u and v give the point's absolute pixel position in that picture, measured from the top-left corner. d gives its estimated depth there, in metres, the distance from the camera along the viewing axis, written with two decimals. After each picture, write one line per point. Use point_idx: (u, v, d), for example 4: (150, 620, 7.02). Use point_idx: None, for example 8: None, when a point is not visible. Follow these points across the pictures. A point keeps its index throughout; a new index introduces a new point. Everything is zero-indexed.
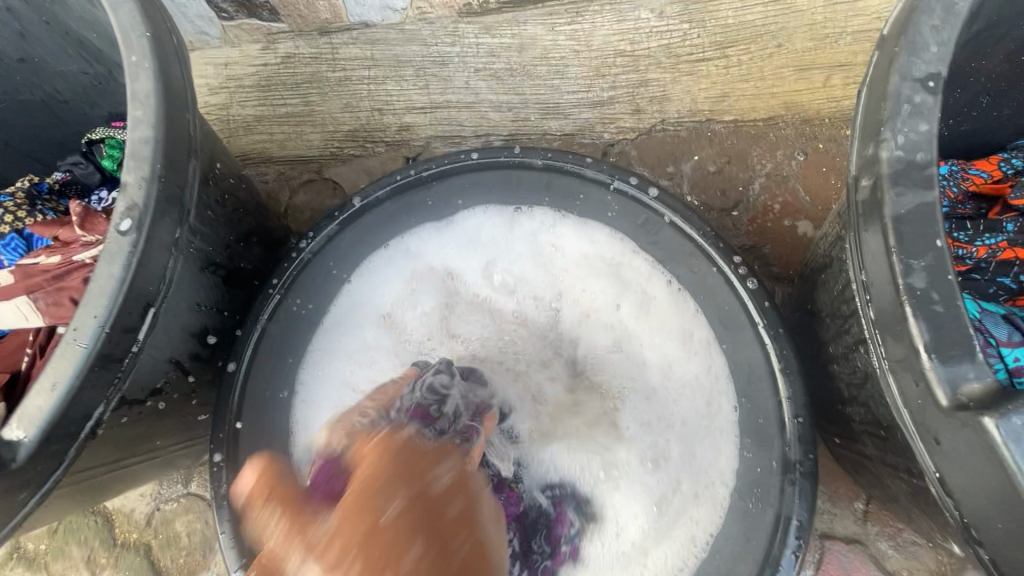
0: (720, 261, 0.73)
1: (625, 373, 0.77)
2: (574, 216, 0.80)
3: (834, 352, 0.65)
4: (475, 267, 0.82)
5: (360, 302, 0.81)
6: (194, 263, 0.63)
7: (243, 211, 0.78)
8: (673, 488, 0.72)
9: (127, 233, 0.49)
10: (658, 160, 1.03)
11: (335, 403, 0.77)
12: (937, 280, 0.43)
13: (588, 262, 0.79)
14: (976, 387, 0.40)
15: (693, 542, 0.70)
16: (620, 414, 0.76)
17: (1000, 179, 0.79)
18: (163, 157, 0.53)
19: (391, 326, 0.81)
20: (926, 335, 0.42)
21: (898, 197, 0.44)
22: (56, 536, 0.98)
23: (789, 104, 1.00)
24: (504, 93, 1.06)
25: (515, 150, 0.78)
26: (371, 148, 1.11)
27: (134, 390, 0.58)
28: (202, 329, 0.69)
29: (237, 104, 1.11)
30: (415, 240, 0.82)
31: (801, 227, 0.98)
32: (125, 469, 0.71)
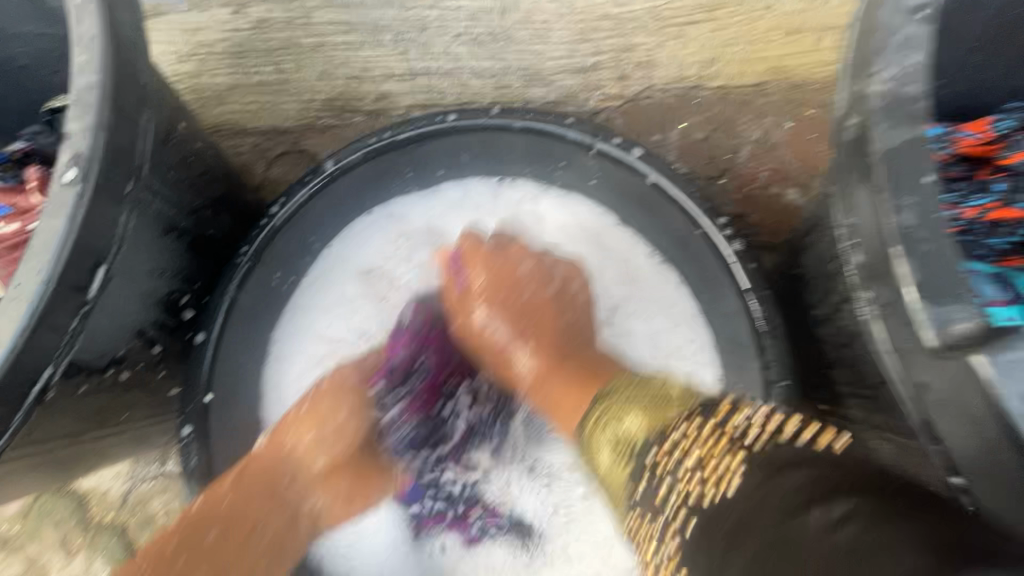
0: (703, 223, 0.71)
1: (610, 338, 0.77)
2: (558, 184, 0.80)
3: (819, 315, 0.64)
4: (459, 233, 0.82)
5: (343, 270, 0.81)
6: (152, 225, 0.60)
7: (213, 176, 0.74)
8: None
9: (72, 183, 0.47)
10: (645, 128, 1.01)
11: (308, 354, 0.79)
12: (926, 218, 0.41)
13: (573, 232, 0.80)
14: (969, 325, 0.39)
15: None
16: None
17: (990, 141, 0.76)
18: (110, 105, 0.49)
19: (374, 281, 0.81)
20: (915, 274, 0.41)
21: (887, 132, 0.42)
22: (28, 519, 0.94)
23: (777, 69, 0.98)
24: (485, 58, 1.02)
25: (494, 112, 0.74)
26: (349, 118, 1.06)
27: (91, 356, 0.55)
28: (164, 297, 0.66)
29: (209, 72, 1.05)
30: (399, 205, 0.81)
31: (788, 195, 0.97)
32: (90, 444, 0.68)
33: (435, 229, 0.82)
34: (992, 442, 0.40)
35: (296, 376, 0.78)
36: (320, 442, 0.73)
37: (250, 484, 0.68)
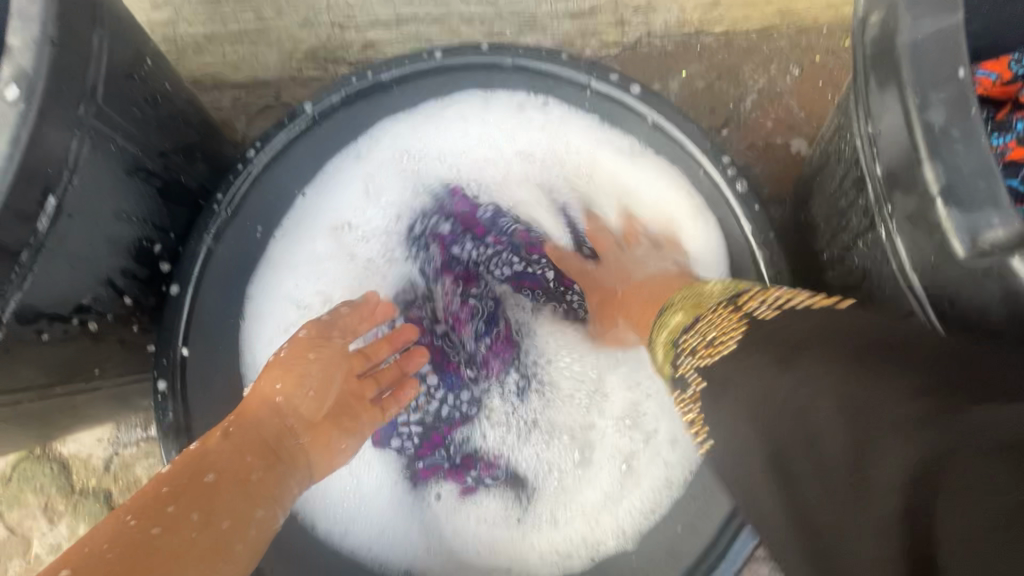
0: (707, 163, 0.66)
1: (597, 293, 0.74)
2: (558, 113, 0.73)
3: (829, 259, 0.60)
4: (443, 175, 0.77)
5: (313, 222, 0.76)
6: (114, 160, 0.56)
7: (186, 120, 0.69)
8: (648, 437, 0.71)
9: (15, 101, 0.43)
10: (644, 77, 0.95)
11: (282, 312, 0.74)
12: (961, 120, 0.37)
13: (555, 177, 0.75)
14: (1000, 234, 0.36)
15: (666, 485, 0.69)
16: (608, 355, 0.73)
17: (1010, 81, 0.71)
18: (57, 19, 0.45)
19: (348, 236, 0.77)
20: (943, 177, 0.37)
21: (917, 21, 0.38)
22: (9, 484, 0.93)
23: (784, 12, 0.93)
24: (476, 4, 0.96)
25: (483, 48, 0.69)
26: (334, 69, 1.01)
27: (49, 298, 0.52)
28: (134, 243, 0.62)
29: (184, 20, 0.99)
30: (372, 146, 0.75)
31: (794, 146, 0.92)
32: (60, 401, 0.65)
33: (416, 177, 0.77)
34: None
35: (270, 336, 0.74)
36: (308, 398, 0.60)
37: (232, 439, 0.54)
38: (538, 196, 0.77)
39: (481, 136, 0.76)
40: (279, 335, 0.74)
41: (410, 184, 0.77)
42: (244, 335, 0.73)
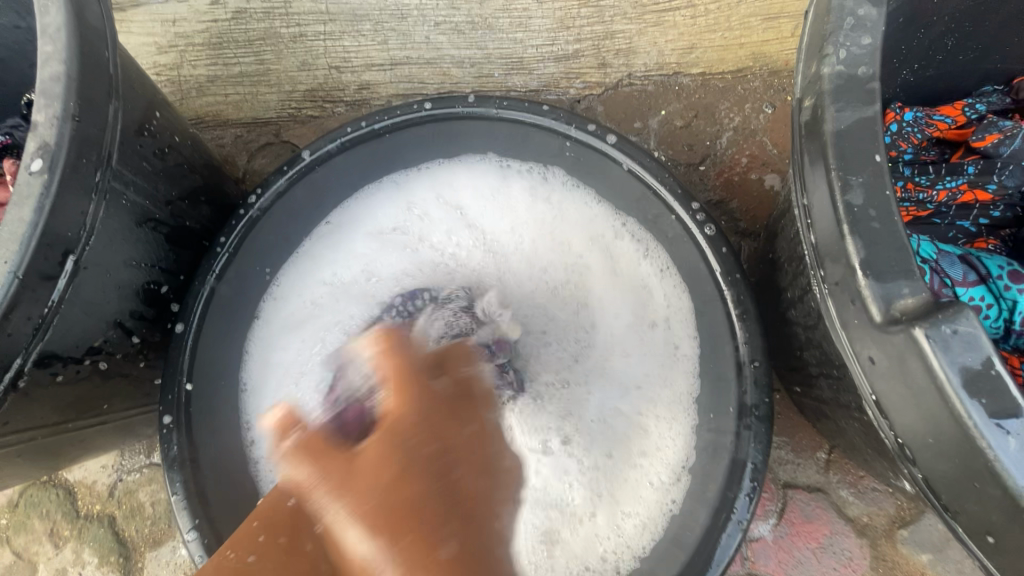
0: (678, 208, 0.70)
1: (581, 294, 0.81)
2: (556, 166, 0.81)
3: (791, 298, 0.64)
4: (463, 201, 0.84)
5: (350, 222, 0.84)
6: (125, 214, 0.60)
7: (191, 168, 0.74)
8: (644, 462, 0.74)
9: (38, 173, 0.47)
10: (625, 116, 1.00)
11: (298, 319, 0.82)
12: (876, 196, 0.41)
13: (553, 211, 0.83)
14: (910, 302, 0.39)
15: (656, 512, 0.72)
16: (619, 367, 0.77)
17: (964, 125, 0.77)
18: (76, 95, 0.49)
19: (376, 246, 0.84)
20: (862, 251, 0.41)
21: (839, 112, 0.42)
22: (16, 510, 0.96)
23: (757, 56, 0.98)
24: (466, 48, 1.02)
25: (470, 99, 0.74)
26: (331, 109, 1.05)
27: (66, 345, 0.57)
28: (142, 286, 0.66)
29: (189, 64, 1.04)
30: (404, 177, 0.84)
31: (768, 181, 0.97)
32: (70, 435, 0.69)
33: (439, 198, 0.84)
34: (928, 418, 0.39)
35: (293, 312, 0.82)
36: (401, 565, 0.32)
37: None
38: (538, 238, 0.83)
39: (497, 180, 0.83)
40: (301, 309, 0.82)
41: (439, 204, 0.84)
42: (255, 340, 0.80)
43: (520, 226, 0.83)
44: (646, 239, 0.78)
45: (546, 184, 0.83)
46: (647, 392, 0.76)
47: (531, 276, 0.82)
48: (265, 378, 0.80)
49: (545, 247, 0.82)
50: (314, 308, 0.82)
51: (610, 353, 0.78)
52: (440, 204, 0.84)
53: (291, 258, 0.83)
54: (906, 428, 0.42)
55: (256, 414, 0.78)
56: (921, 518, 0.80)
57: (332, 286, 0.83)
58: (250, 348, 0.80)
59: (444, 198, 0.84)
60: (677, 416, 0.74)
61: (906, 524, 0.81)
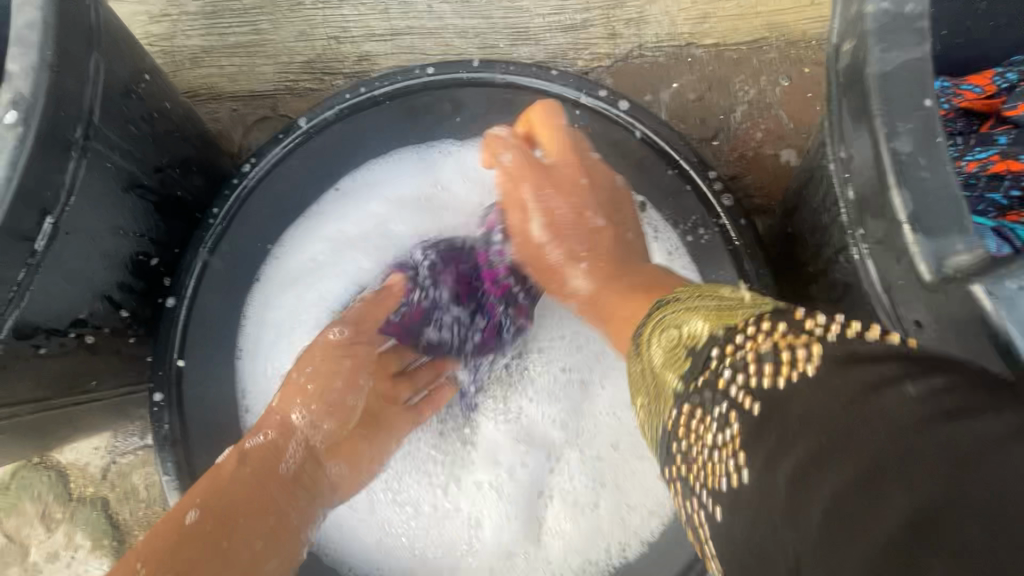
0: (694, 178, 0.68)
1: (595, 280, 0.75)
2: None
3: (814, 271, 0.61)
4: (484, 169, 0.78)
5: (361, 184, 0.78)
6: (108, 177, 0.56)
7: (182, 134, 0.70)
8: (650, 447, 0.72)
9: (13, 126, 0.44)
10: (635, 88, 0.96)
11: (302, 289, 0.76)
12: (926, 145, 0.38)
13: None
14: (965, 258, 0.36)
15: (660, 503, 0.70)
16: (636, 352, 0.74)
17: (993, 95, 0.73)
18: (53, 44, 0.46)
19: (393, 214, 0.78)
20: (911, 205, 0.38)
21: (884, 53, 0.38)
22: (6, 493, 0.93)
23: (774, 25, 0.94)
24: (470, 17, 0.98)
25: (474, 64, 0.71)
26: (330, 81, 1.01)
27: (46, 314, 0.53)
28: (130, 256, 0.63)
29: (182, 34, 1.00)
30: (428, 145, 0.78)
31: (783, 156, 0.94)
32: (57, 412, 0.66)
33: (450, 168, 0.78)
34: None
35: (295, 267, 0.76)
36: (316, 420, 0.65)
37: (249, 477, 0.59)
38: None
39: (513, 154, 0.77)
40: (298, 268, 0.76)
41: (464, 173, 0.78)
42: (250, 304, 0.74)
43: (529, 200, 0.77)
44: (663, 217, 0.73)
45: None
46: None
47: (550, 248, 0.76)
48: (258, 341, 0.74)
49: None
50: (313, 269, 0.77)
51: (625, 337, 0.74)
52: (447, 174, 0.78)
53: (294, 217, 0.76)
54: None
55: (249, 388, 0.73)
56: None
57: (337, 245, 0.77)
58: (247, 315, 0.74)
59: (466, 166, 0.78)
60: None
61: None
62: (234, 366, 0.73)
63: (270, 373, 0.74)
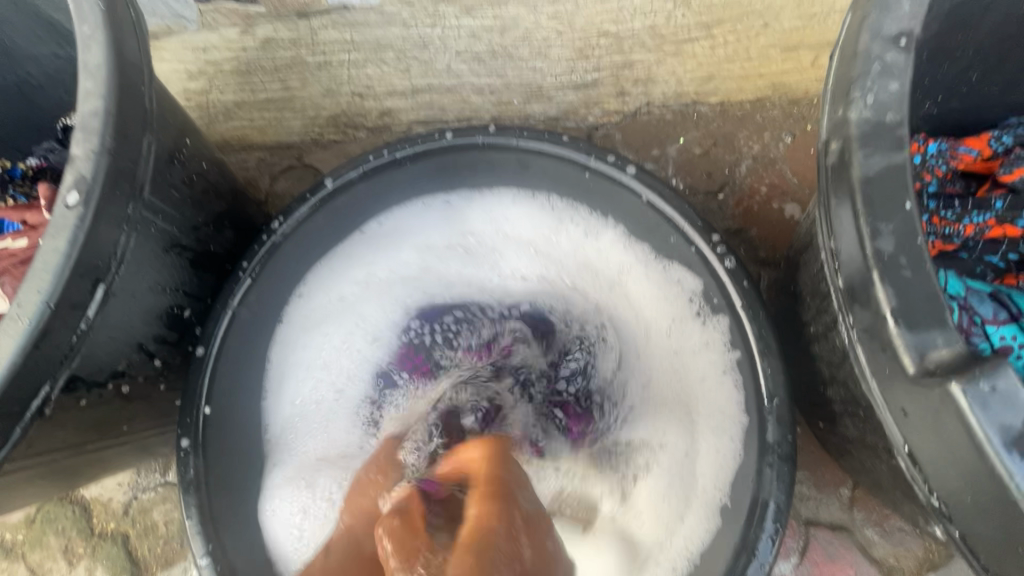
0: (698, 240, 0.70)
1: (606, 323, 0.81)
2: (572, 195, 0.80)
3: (815, 333, 0.63)
4: (504, 220, 0.84)
5: (392, 230, 0.84)
6: (152, 242, 0.61)
7: (217, 193, 0.76)
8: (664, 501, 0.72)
9: (74, 206, 0.48)
10: (644, 143, 1.00)
11: (330, 326, 0.83)
12: (907, 243, 0.41)
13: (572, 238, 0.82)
14: (944, 353, 0.39)
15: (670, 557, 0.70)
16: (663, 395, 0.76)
17: (989, 158, 0.76)
18: (113, 131, 0.51)
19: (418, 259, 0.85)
20: (893, 299, 0.41)
21: (868, 157, 0.42)
22: (33, 526, 0.97)
23: (777, 85, 0.98)
24: (486, 75, 1.03)
25: (490, 130, 0.75)
26: (353, 134, 1.07)
27: (90, 369, 0.57)
28: (166, 310, 0.67)
29: (217, 89, 1.07)
30: (454, 199, 0.84)
31: (788, 210, 0.96)
32: (91, 455, 0.70)
33: (473, 223, 0.84)
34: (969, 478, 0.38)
35: (322, 305, 0.83)
36: None
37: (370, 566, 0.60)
38: (567, 262, 0.83)
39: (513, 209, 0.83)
40: (327, 306, 0.83)
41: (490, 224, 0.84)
42: (279, 339, 0.81)
43: (534, 253, 0.83)
44: (672, 275, 0.75)
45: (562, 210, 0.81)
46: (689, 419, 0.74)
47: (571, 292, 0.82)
48: (288, 374, 0.81)
49: (577, 264, 0.82)
50: (340, 311, 0.84)
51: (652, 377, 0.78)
52: (469, 228, 0.84)
53: (326, 259, 0.83)
54: (949, 485, 0.40)
55: (281, 420, 0.80)
56: (950, 560, 0.77)
57: (367, 284, 0.85)
58: (277, 352, 0.81)
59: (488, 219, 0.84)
60: (713, 457, 0.70)
61: (935, 567, 0.78)
62: (262, 395, 0.79)
63: (299, 403, 0.81)
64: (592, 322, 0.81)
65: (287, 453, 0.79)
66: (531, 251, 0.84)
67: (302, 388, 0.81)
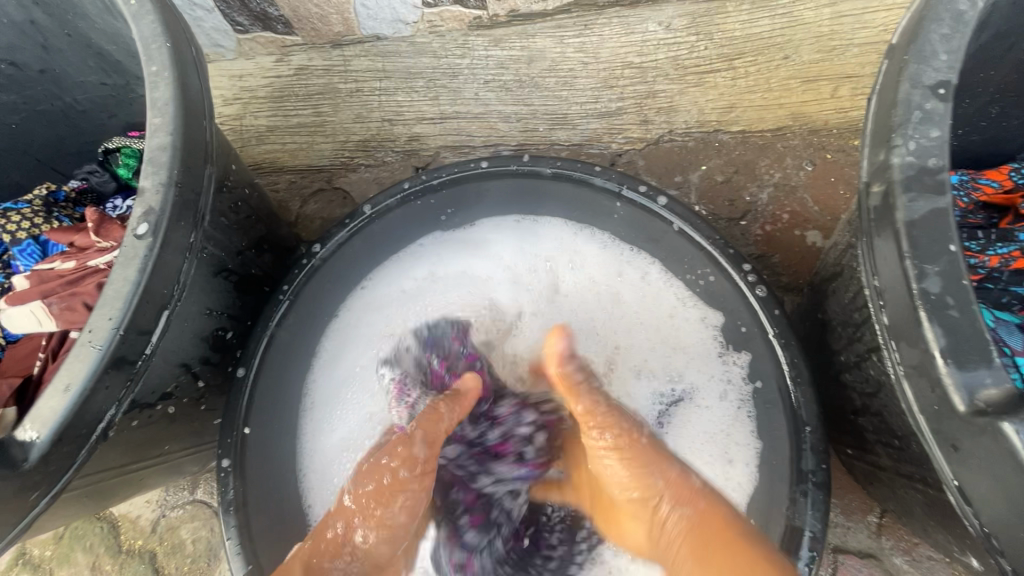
0: (729, 268, 0.72)
1: (658, 353, 0.80)
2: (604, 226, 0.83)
3: (846, 361, 0.64)
4: (557, 240, 0.86)
5: (474, 249, 0.87)
6: (204, 269, 0.63)
7: (257, 218, 0.78)
8: None
9: (143, 237, 0.51)
10: (666, 170, 1.03)
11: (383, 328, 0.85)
12: (952, 284, 0.43)
13: (617, 270, 0.84)
14: (993, 393, 0.41)
15: None
16: (700, 414, 0.77)
17: (1011, 189, 0.78)
18: (180, 164, 0.54)
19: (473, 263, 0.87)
20: (941, 339, 0.42)
21: (910, 202, 0.44)
22: (61, 542, 0.98)
23: (797, 115, 1.01)
24: (513, 103, 1.06)
25: (524, 159, 0.77)
26: (382, 158, 1.10)
27: (144, 392, 0.59)
28: (212, 333, 0.69)
29: (251, 114, 1.11)
30: (510, 222, 0.86)
31: (810, 237, 0.98)
32: (131, 474, 0.71)
33: (547, 251, 0.86)
34: None
35: (381, 307, 0.86)
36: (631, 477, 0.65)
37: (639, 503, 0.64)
38: (615, 275, 0.84)
39: (558, 245, 0.86)
40: (385, 304, 0.86)
41: (551, 248, 0.86)
42: (328, 339, 0.84)
43: (586, 280, 0.85)
44: (700, 311, 0.79)
45: (606, 251, 0.85)
46: (720, 442, 0.75)
47: (628, 307, 0.82)
48: (334, 372, 0.83)
49: (622, 276, 0.84)
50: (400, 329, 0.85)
51: (692, 390, 0.78)
52: (537, 248, 0.86)
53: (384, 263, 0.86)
54: (1004, 525, 0.41)
55: (322, 419, 0.82)
56: None
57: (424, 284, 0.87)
58: (326, 352, 0.83)
59: (555, 243, 0.86)
60: (730, 483, 0.73)
61: None
62: (303, 397, 0.81)
63: (335, 419, 0.82)
64: (645, 331, 0.81)
65: (321, 452, 0.81)
66: (582, 282, 0.85)
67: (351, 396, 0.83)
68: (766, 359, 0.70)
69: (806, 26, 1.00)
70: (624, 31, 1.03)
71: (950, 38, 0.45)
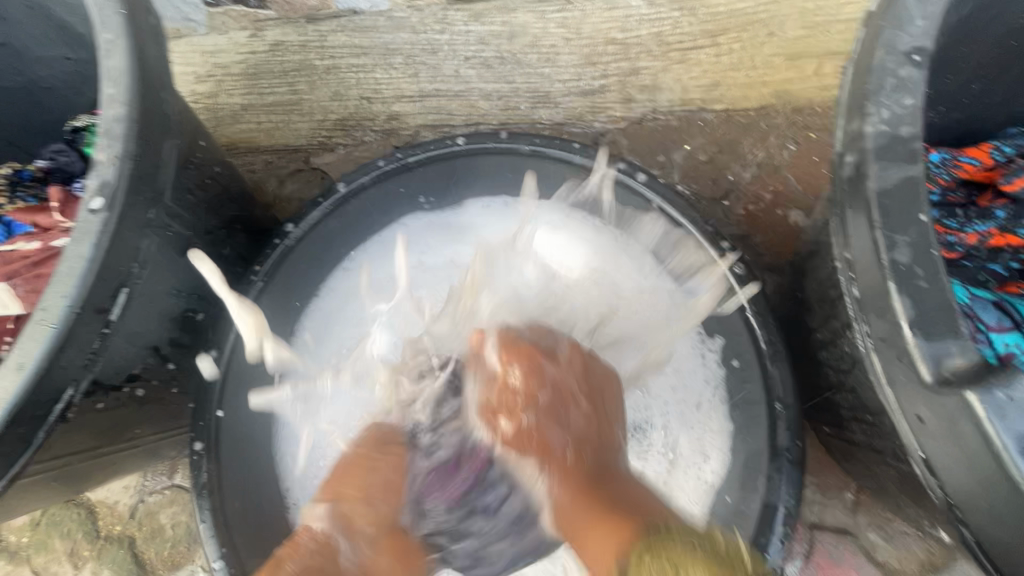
0: (710, 248, 0.72)
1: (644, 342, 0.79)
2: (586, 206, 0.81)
3: (823, 338, 0.64)
4: (543, 224, 0.83)
5: (458, 227, 0.86)
6: (169, 247, 0.62)
7: (229, 197, 0.76)
8: None
9: (98, 211, 0.49)
10: (648, 149, 1.02)
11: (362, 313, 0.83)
12: (921, 255, 0.42)
13: (606, 254, 0.82)
14: (960, 362, 0.40)
15: None
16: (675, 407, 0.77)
17: (991, 167, 0.77)
18: (136, 136, 0.52)
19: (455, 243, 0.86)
20: (910, 311, 0.42)
21: (883, 171, 0.43)
22: (38, 529, 0.96)
23: (781, 93, 1.00)
24: (494, 81, 1.04)
25: (502, 136, 0.76)
26: (361, 137, 1.08)
27: (109, 373, 0.57)
28: (182, 314, 0.68)
29: (225, 92, 1.07)
30: (494, 203, 0.84)
31: (792, 217, 0.98)
32: (104, 458, 0.70)
33: (538, 235, 0.83)
34: (985, 482, 0.39)
35: (363, 288, 0.84)
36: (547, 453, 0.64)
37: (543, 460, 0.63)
38: (601, 256, 0.83)
39: (547, 231, 0.84)
40: (365, 285, 0.84)
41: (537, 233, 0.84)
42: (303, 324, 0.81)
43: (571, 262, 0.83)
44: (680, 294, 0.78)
45: (598, 238, 0.83)
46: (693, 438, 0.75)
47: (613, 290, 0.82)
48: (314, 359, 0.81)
49: (607, 257, 0.82)
50: (387, 316, 0.83)
51: (672, 376, 0.78)
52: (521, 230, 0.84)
53: (365, 245, 0.84)
54: (968, 495, 0.41)
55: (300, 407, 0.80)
56: (950, 563, 0.78)
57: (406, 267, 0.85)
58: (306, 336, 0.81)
59: (539, 225, 0.83)
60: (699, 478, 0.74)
61: (937, 570, 0.79)
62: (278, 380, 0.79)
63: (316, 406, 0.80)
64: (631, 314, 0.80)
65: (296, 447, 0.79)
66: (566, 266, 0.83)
67: (351, 397, 0.82)
68: (739, 336, 0.71)
69: (790, 2, 0.98)
70: (606, 6, 1.01)
71: (928, 2, 0.44)
